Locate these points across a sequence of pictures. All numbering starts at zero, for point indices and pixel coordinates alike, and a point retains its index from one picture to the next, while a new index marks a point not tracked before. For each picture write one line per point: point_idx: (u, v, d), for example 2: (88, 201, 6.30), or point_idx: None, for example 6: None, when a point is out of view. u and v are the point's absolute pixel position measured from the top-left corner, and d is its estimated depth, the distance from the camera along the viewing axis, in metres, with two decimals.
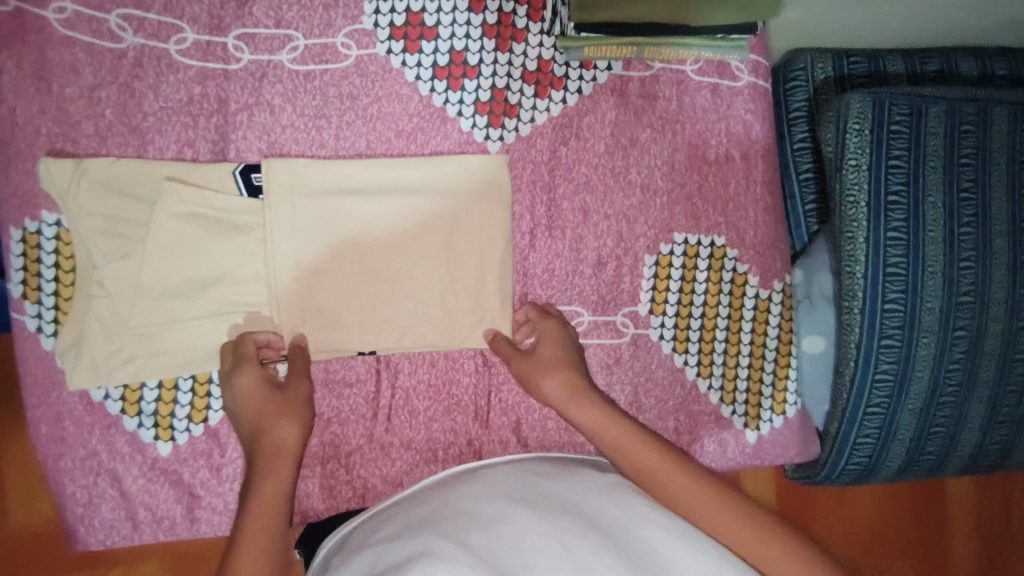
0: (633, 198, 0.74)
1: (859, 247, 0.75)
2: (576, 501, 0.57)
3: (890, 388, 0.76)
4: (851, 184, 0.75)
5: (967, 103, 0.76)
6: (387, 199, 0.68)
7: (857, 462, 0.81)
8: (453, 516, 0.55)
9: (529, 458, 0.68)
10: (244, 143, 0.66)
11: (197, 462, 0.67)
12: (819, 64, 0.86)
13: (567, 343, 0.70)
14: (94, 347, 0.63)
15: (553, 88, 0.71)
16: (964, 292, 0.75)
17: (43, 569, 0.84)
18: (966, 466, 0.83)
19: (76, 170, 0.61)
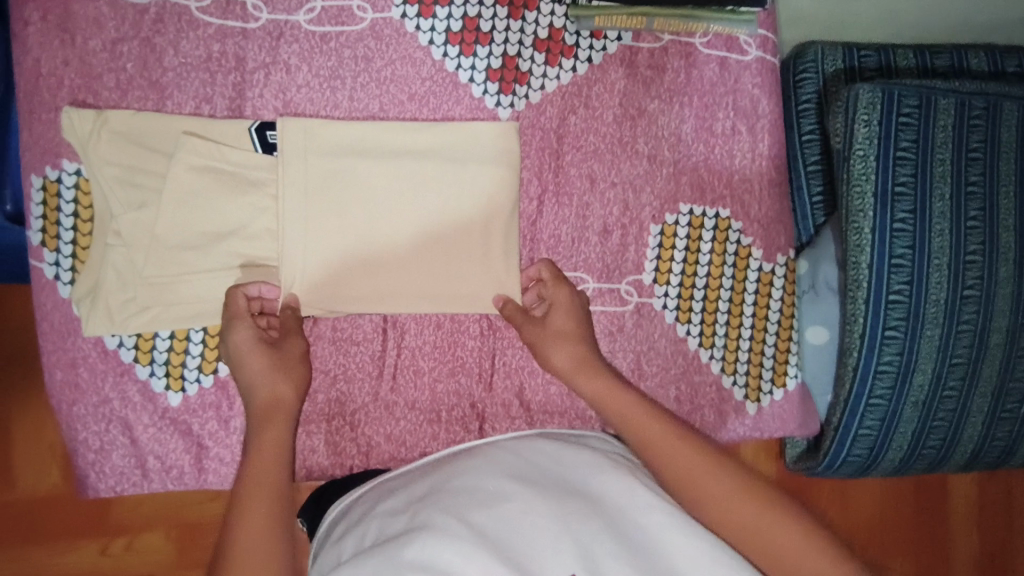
0: (639, 167, 0.75)
1: (866, 236, 0.76)
2: (577, 482, 0.58)
3: (892, 379, 0.77)
4: (858, 174, 0.76)
5: (977, 96, 0.77)
6: (401, 174, 0.69)
7: (858, 453, 0.82)
8: (454, 492, 0.56)
9: (530, 434, 0.68)
10: (260, 100, 0.68)
11: (206, 414, 0.68)
12: (829, 55, 0.86)
13: (578, 312, 0.70)
14: (110, 296, 0.64)
15: (563, 56, 0.73)
16: (970, 286, 0.76)
17: (63, 520, 0.91)
18: (967, 462, 0.84)
19: (97, 121, 0.63)
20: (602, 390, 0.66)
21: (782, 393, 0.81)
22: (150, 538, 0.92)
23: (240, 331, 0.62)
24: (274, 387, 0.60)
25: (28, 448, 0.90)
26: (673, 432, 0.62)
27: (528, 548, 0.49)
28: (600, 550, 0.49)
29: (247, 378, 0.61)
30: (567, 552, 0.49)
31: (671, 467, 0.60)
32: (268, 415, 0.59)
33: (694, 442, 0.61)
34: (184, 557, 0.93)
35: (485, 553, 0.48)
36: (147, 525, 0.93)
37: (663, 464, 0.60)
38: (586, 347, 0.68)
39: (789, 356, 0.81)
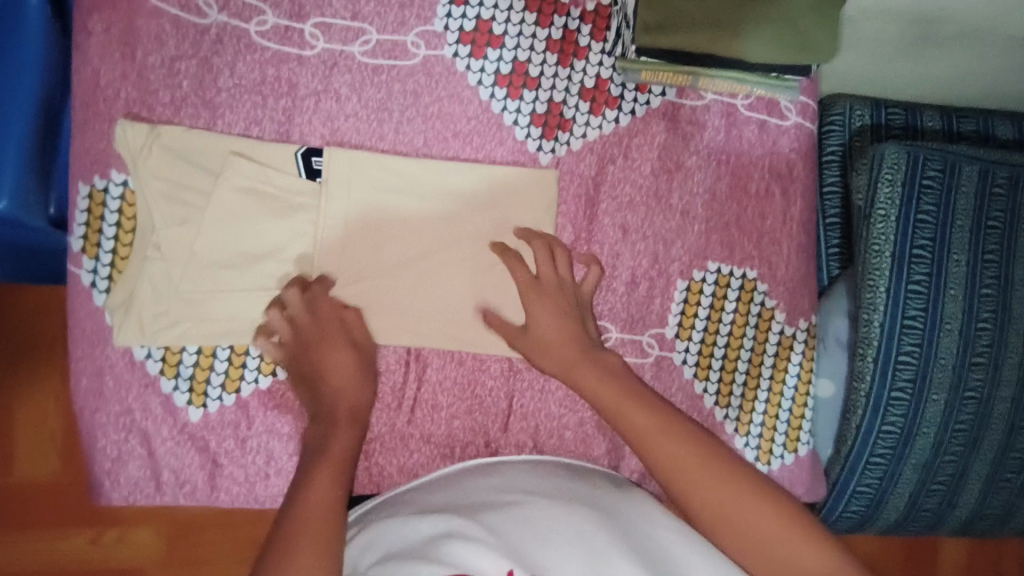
0: (672, 222, 0.75)
1: (880, 296, 0.76)
2: (594, 499, 0.62)
3: (894, 440, 0.78)
4: (878, 234, 0.77)
5: (1001, 165, 0.78)
6: (433, 204, 0.70)
7: (855, 510, 0.82)
8: (476, 504, 0.60)
9: (545, 459, 0.71)
10: (308, 126, 0.68)
11: (224, 431, 0.68)
12: (857, 111, 0.88)
13: (561, 304, 0.69)
14: (143, 308, 0.65)
15: (608, 106, 0.74)
16: (978, 353, 0.77)
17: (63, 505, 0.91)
18: (961, 528, 0.84)
19: (149, 135, 0.64)
20: (602, 394, 0.65)
21: (792, 458, 0.80)
22: (141, 532, 0.92)
23: (335, 346, 0.65)
24: (359, 399, 0.65)
25: (31, 439, 0.90)
26: (661, 416, 0.63)
27: (542, 548, 0.53)
28: (610, 553, 0.53)
29: (327, 389, 0.64)
30: (580, 553, 0.52)
31: (658, 456, 0.61)
32: (348, 419, 0.63)
33: (684, 430, 0.62)
34: (174, 554, 0.93)
35: (495, 551, 0.51)
36: (139, 521, 0.92)
37: (654, 452, 0.61)
38: (573, 356, 0.67)
39: (802, 424, 0.80)
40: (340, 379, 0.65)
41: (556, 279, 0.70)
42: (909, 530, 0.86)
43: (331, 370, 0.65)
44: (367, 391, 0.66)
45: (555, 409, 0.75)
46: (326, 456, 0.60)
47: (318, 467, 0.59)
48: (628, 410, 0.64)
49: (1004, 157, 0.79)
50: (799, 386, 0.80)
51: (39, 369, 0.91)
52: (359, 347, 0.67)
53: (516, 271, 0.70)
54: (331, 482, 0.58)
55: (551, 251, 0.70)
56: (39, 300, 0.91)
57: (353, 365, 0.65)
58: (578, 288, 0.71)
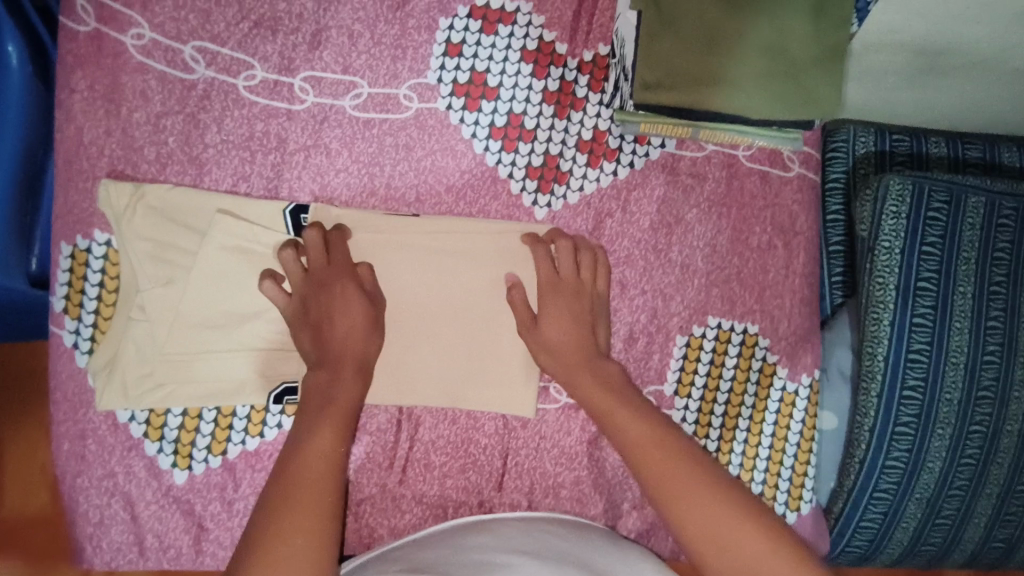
0: (672, 276, 0.74)
1: (884, 329, 0.73)
2: (587, 560, 0.60)
3: (899, 476, 0.73)
4: (882, 266, 0.73)
5: (1008, 196, 0.74)
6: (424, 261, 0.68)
7: (857, 546, 0.77)
8: (463, 563, 0.57)
9: (539, 517, 0.69)
10: (297, 182, 0.67)
11: (210, 494, 0.66)
12: (862, 137, 0.82)
13: (576, 313, 0.67)
14: (127, 370, 0.63)
15: (606, 158, 0.72)
16: (985, 387, 0.72)
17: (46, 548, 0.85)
18: (965, 563, 0.79)
19: (133, 195, 0.62)
20: (597, 401, 0.64)
21: (794, 516, 0.78)
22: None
23: (345, 285, 0.62)
24: (367, 346, 0.62)
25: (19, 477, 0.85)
26: (650, 423, 0.62)
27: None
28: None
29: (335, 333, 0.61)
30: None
31: (646, 469, 0.59)
32: (356, 368, 0.61)
33: (674, 439, 0.61)
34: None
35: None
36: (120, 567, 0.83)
37: (640, 457, 0.60)
38: (576, 362, 0.66)
39: (804, 480, 0.78)
40: (347, 326, 0.61)
41: (579, 278, 0.68)
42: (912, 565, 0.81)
43: (339, 316, 0.61)
44: (375, 339, 0.63)
45: (551, 468, 0.72)
46: (331, 405, 0.58)
47: (327, 416, 0.58)
48: (623, 420, 0.62)
49: (1013, 187, 0.75)
50: (802, 441, 0.78)
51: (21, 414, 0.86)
52: (366, 292, 0.63)
53: (539, 266, 0.68)
54: (337, 436, 0.57)
55: (575, 249, 0.68)
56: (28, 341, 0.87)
57: (361, 315, 0.62)
58: (594, 290, 0.69)
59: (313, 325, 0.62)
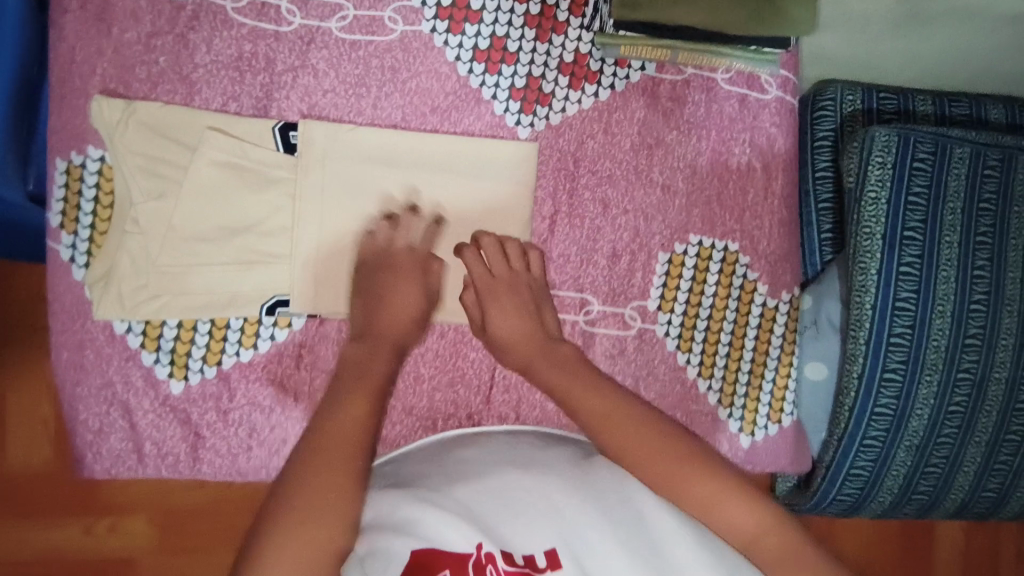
0: (653, 196, 0.76)
1: (872, 277, 0.75)
2: (569, 467, 0.63)
3: (888, 423, 0.77)
4: (869, 215, 0.76)
5: (993, 148, 0.78)
6: (421, 171, 0.70)
7: (847, 494, 0.81)
8: (449, 475, 0.62)
9: (522, 429, 0.71)
10: (286, 102, 0.69)
11: (206, 403, 0.69)
12: (850, 95, 0.85)
13: (519, 303, 0.67)
14: (123, 283, 0.66)
15: (587, 81, 0.74)
16: (972, 334, 0.76)
17: (56, 500, 0.92)
18: (956, 512, 0.84)
19: (125, 111, 0.64)
20: (552, 377, 0.64)
21: (775, 429, 0.80)
22: (133, 520, 0.93)
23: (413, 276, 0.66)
24: (410, 333, 0.65)
25: (24, 425, 0.91)
26: (610, 403, 0.62)
27: (514, 522, 0.56)
28: (576, 520, 0.56)
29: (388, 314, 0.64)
30: (548, 525, 0.56)
31: (609, 437, 0.60)
32: (391, 350, 0.63)
33: (647, 415, 0.61)
34: (167, 542, 0.94)
35: (463, 522, 0.54)
36: (134, 509, 0.93)
37: (598, 437, 0.61)
38: (527, 350, 0.66)
39: (785, 395, 0.80)
40: (403, 311, 0.65)
41: (509, 270, 0.69)
42: (902, 514, 0.85)
43: (392, 296, 0.65)
44: (415, 334, 0.66)
45: None
46: (364, 376, 0.60)
47: (362, 390, 0.59)
48: (585, 398, 0.62)
49: (997, 140, 0.79)
50: (782, 356, 0.80)
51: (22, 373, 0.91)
52: (427, 288, 0.67)
53: (474, 267, 0.68)
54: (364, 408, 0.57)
55: (501, 243, 0.69)
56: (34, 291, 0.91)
57: (421, 306, 0.66)
58: (529, 275, 0.69)
59: (365, 303, 0.65)
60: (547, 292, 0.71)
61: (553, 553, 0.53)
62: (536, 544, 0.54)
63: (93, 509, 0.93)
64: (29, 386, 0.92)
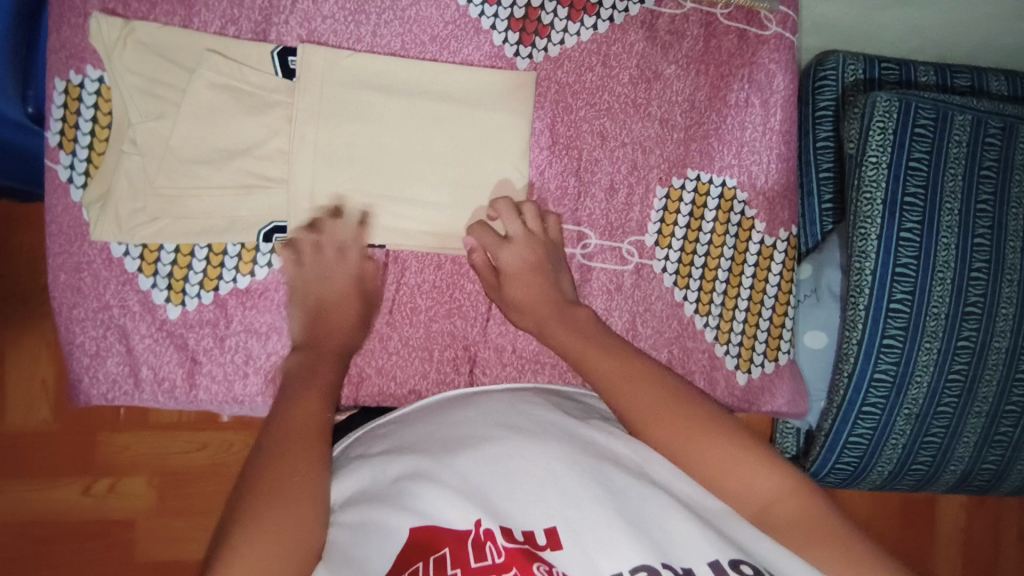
0: (651, 130, 0.75)
1: (871, 243, 0.76)
2: (576, 432, 0.53)
3: (887, 390, 0.77)
4: (869, 180, 0.76)
5: (994, 115, 0.78)
6: (419, 100, 0.70)
7: (846, 462, 0.82)
8: (443, 438, 0.53)
9: (526, 388, 0.62)
10: (285, 27, 0.69)
11: (202, 330, 0.69)
12: (851, 65, 0.85)
13: (534, 266, 0.68)
14: (120, 204, 0.66)
15: (586, 13, 0.73)
16: (972, 302, 0.76)
17: (55, 458, 0.91)
18: (956, 484, 0.85)
19: (124, 30, 0.64)
20: (569, 344, 0.64)
21: (773, 366, 0.80)
22: (132, 481, 0.92)
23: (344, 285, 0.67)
24: (351, 337, 0.67)
25: (22, 379, 0.90)
26: (623, 360, 0.61)
27: (513, 496, 0.47)
28: (581, 494, 0.47)
29: (327, 325, 0.66)
30: (547, 497, 0.47)
31: (626, 403, 0.58)
32: (337, 352, 0.64)
33: (649, 368, 0.61)
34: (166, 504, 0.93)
35: (460, 497, 0.47)
36: (132, 471, 0.92)
37: (621, 398, 0.58)
38: (544, 315, 0.67)
39: (781, 334, 0.80)
40: (334, 322, 0.66)
41: (529, 232, 0.69)
42: (901, 486, 0.86)
43: (337, 303, 0.67)
44: (359, 336, 0.68)
45: None
46: (315, 376, 0.60)
47: (308, 383, 0.59)
48: (600, 361, 0.61)
49: (997, 108, 0.79)
50: (779, 297, 0.80)
51: (23, 327, 0.90)
52: (365, 294, 0.69)
53: (483, 237, 0.69)
54: (321, 397, 0.58)
55: (514, 207, 0.70)
56: (32, 247, 0.90)
57: (354, 314, 0.67)
58: (548, 238, 0.71)
59: (308, 305, 0.67)
60: (563, 256, 0.72)
61: (554, 531, 0.45)
62: (538, 520, 0.46)
63: (90, 470, 0.92)
64: (28, 345, 0.90)
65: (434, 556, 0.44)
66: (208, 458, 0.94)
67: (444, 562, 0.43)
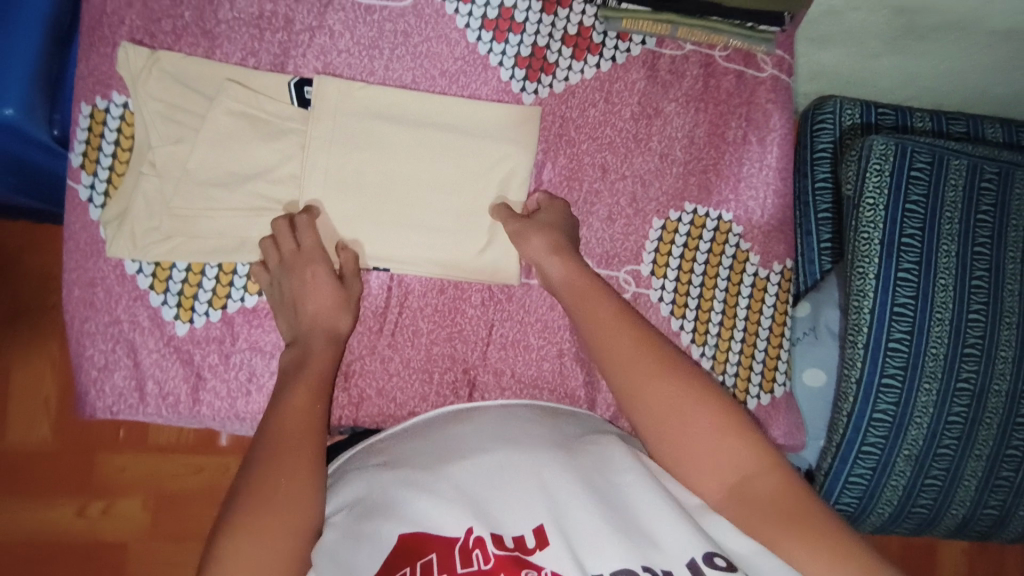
0: (651, 163, 0.78)
1: (870, 282, 0.77)
2: (565, 442, 0.55)
3: (886, 430, 0.78)
4: (867, 221, 0.79)
5: (990, 161, 0.80)
6: (428, 130, 0.72)
7: (846, 503, 0.82)
8: (442, 450, 0.54)
9: (516, 404, 0.62)
10: (303, 60, 0.72)
11: (208, 346, 0.71)
12: (848, 109, 0.87)
13: (568, 218, 0.73)
14: (136, 224, 0.68)
15: (590, 52, 0.77)
16: (970, 344, 0.78)
17: (53, 475, 0.92)
18: (957, 529, 0.84)
19: (150, 59, 0.68)
20: (576, 284, 0.67)
21: (768, 398, 0.82)
22: (127, 503, 0.92)
23: (316, 269, 0.67)
24: (335, 321, 0.67)
25: (27, 394, 0.91)
26: (624, 319, 0.64)
27: (504, 503, 0.48)
28: (570, 501, 0.48)
29: (313, 310, 0.66)
30: (538, 504, 0.48)
31: (629, 387, 0.60)
32: (326, 336, 0.66)
33: (647, 338, 0.62)
34: (160, 527, 0.93)
35: (455, 505, 0.47)
36: (129, 491, 0.93)
37: (625, 376, 0.60)
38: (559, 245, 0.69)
39: (778, 364, 0.82)
40: (316, 305, 0.66)
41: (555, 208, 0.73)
42: (902, 529, 0.86)
43: (308, 292, 0.67)
44: (345, 320, 0.67)
45: (534, 340, 0.76)
46: (306, 374, 0.62)
47: (297, 381, 0.61)
48: (604, 316, 0.64)
49: (993, 154, 0.81)
50: (772, 336, 0.81)
51: (33, 343, 0.92)
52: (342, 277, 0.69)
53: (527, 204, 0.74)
54: (311, 397, 0.60)
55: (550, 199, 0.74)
56: (47, 265, 0.92)
57: (330, 289, 0.67)
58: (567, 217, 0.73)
59: (288, 303, 0.68)
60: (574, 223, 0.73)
61: (542, 530, 0.46)
62: (526, 523, 0.47)
63: (87, 489, 0.92)
64: (35, 360, 0.92)
65: (421, 561, 0.44)
66: (204, 481, 0.94)
67: (431, 568, 0.44)
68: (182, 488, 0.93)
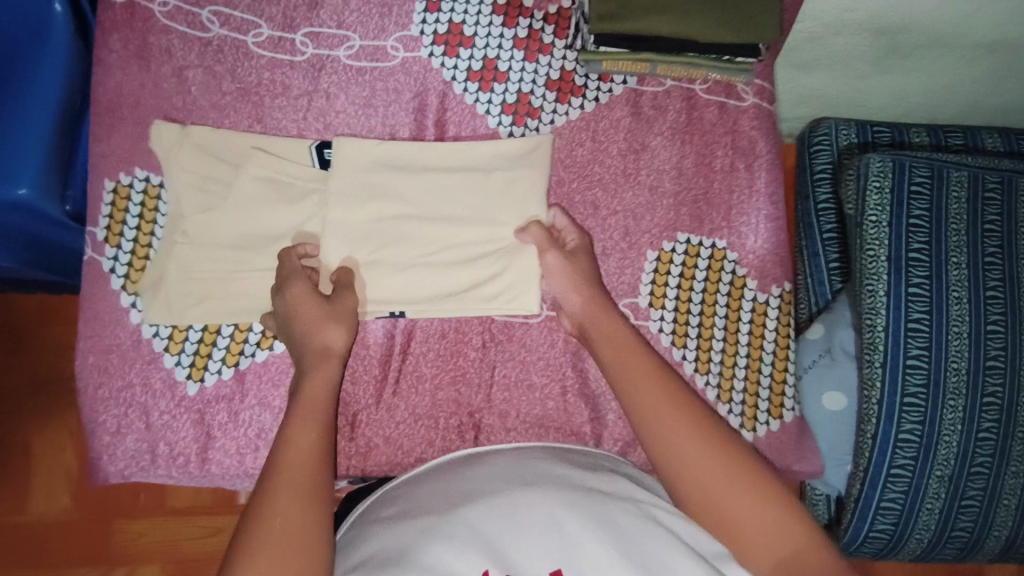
0: (642, 197, 0.80)
1: (880, 299, 0.77)
2: (578, 481, 0.55)
3: (914, 451, 0.76)
4: (871, 238, 0.79)
5: (991, 171, 0.80)
6: (432, 178, 0.74)
7: (881, 530, 0.80)
8: (459, 495, 0.53)
9: (534, 445, 0.63)
10: (301, 123, 0.75)
11: (217, 405, 0.72)
12: (843, 131, 0.91)
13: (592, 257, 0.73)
14: (170, 290, 0.71)
15: (573, 95, 0.79)
16: (993, 356, 0.76)
17: (73, 545, 0.92)
18: (1001, 553, 0.81)
19: (182, 133, 0.71)
20: (597, 321, 0.68)
21: (777, 425, 0.79)
22: (145, 570, 0.92)
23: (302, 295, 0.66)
24: (329, 339, 0.65)
25: (46, 463, 0.93)
26: (646, 360, 0.64)
27: (519, 543, 0.48)
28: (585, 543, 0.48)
29: (300, 328, 0.65)
30: (552, 544, 0.48)
31: (646, 427, 0.60)
32: (331, 358, 0.64)
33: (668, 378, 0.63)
34: None
35: (474, 550, 0.47)
36: (147, 557, 0.93)
37: (642, 416, 0.60)
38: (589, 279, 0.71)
39: (785, 391, 0.80)
40: (303, 323, 0.66)
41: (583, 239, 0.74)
42: (944, 556, 0.83)
43: (300, 317, 0.66)
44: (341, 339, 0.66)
45: (537, 379, 0.76)
46: (312, 407, 0.61)
47: (304, 423, 0.59)
48: (626, 357, 0.65)
49: (993, 163, 0.82)
50: (777, 357, 0.80)
51: (52, 412, 0.94)
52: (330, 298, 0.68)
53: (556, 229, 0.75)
54: (307, 431, 0.59)
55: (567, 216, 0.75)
56: (64, 336, 0.95)
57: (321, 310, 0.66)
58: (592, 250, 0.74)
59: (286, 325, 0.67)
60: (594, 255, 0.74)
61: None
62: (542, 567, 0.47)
63: (105, 557, 0.92)
64: (54, 429, 0.93)
65: None
66: (220, 543, 0.94)
67: None
68: (199, 552, 0.93)
